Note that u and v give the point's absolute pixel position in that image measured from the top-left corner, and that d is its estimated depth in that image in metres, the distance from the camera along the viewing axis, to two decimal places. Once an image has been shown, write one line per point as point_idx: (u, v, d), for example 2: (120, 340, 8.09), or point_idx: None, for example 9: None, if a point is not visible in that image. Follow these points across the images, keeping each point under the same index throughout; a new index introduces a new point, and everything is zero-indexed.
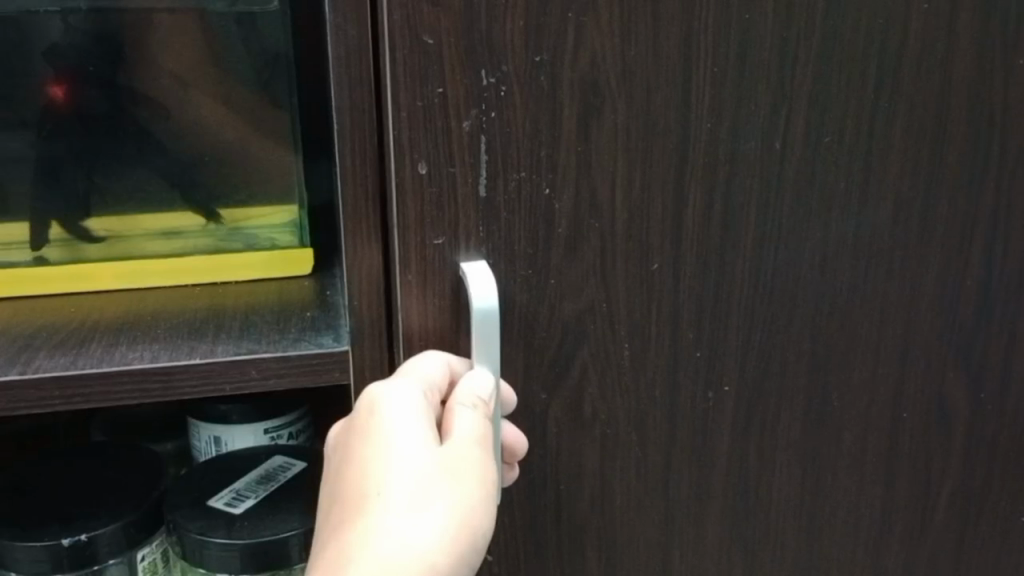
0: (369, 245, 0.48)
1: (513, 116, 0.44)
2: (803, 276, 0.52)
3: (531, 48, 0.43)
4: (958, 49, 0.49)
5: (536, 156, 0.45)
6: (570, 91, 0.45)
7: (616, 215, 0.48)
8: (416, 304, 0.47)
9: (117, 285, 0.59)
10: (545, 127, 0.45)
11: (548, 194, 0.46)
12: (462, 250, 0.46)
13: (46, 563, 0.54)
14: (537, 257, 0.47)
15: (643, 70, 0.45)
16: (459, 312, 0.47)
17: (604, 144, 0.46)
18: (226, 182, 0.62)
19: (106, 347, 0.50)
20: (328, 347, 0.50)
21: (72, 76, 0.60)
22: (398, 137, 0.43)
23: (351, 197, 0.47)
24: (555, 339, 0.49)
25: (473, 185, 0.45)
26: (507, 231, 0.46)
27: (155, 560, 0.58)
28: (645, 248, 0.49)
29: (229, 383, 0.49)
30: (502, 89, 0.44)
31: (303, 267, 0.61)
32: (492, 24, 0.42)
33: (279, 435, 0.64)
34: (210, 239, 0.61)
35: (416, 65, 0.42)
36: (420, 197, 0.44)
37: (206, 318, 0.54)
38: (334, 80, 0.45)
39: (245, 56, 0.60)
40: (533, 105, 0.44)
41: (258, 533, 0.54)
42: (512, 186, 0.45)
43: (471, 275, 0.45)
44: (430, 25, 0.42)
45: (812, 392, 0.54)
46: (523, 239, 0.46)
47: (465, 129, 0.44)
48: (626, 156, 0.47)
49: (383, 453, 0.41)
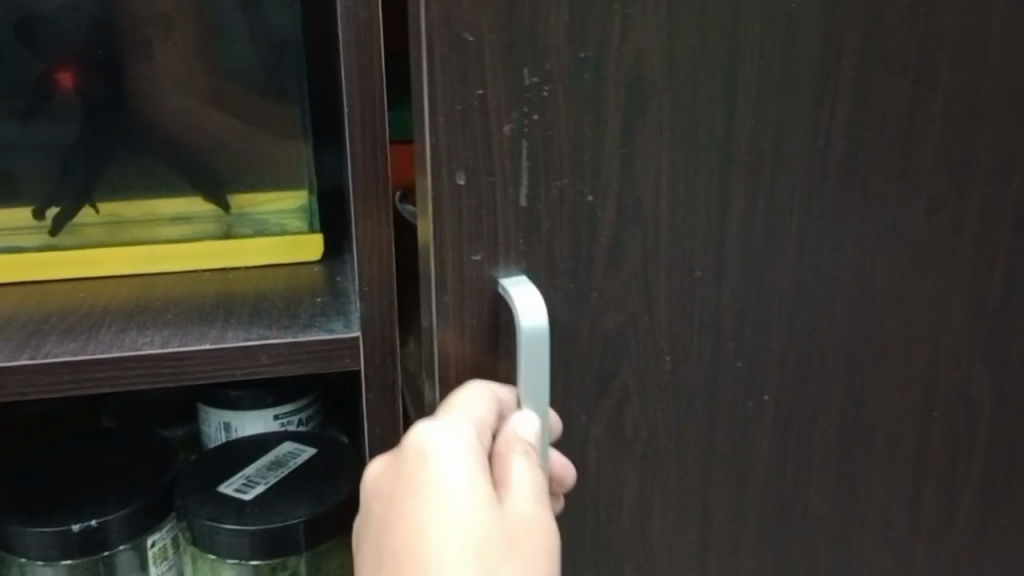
0: (381, 230, 0.48)
1: (556, 119, 0.43)
2: (846, 283, 0.51)
3: (575, 45, 0.42)
4: (991, 38, 0.49)
5: (578, 161, 0.44)
6: (615, 90, 0.44)
7: (659, 221, 0.47)
8: (455, 323, 0.45)
9: (127, 269, 0.59)
10: (587, 129, 0.44)
11: (591, 202, 0.45)
12: (500, 266, 0.44)
13: (56, 548, 0.54)
14: (579, 269, 0.46)
15: (690, 64, 0.45)
16: (496, 331, 0.46)
17: (649, 145, 0.45)
18: (235, 166, 0.62)
19: (115, 332, 0.50)
20: (338, 333, 0.50)
21: (78, 60, 0.59)
22: (434, 144, 0.42)
23: (360, 182, 0.47)
24: (598, 355, 0.47)
25: (513, 194, 0.43)
26: (548, 243, 0.45)
27: (165, 544, 0.58)
28: (688, 255, 0.48)
29: (239, 369, 0.49)
30: (544, 89, 0.42)
31: (314, 254, 0.61)
32: (536, 18, 0.41)
33: (289, 421, 0.64)
34: (221, 224, 0.60)
35: (456, 65, 0.41)
36: (458, 209, 0.43)
37: (216, 303, 0.54)
38: (345, 65, 0.45)
39: (253, 39, 0.59)
40: (577, 108, 0.43)
41: (268, 519, 0.54)
42: (553, 195, 0.44)
43: (516, 295, 0.44)
44: (472, 23, 0.40)
45: (852, 394, 0.54)
46: (566, 250, 0.45)
47: (507, 133, 0.42)
48: (670, 155, 0.46)
49: (441, 515, 0.39)
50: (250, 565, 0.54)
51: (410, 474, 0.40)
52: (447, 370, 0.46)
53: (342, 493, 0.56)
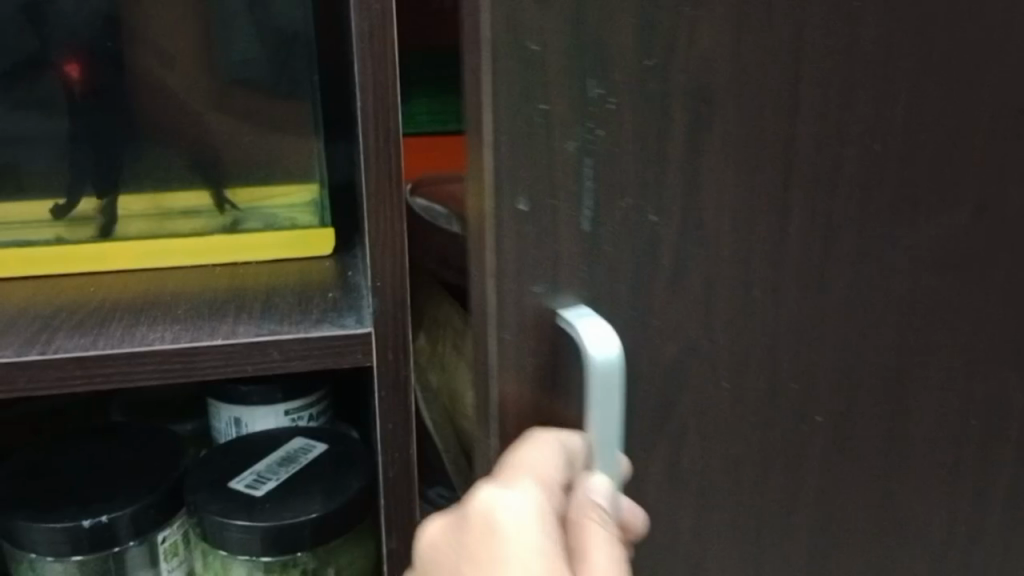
0: (395, 227, 0.47)
1: (625, 133, 0.34)
2: (963, 330, 0.44)
3: (644, 49, 0.34)
4: None
5: (648, 181, 0.35)
6: (682, 94, 0.35)
7: (720, 237, 0.38)
8: (512, 373, 0.37)
9: (140, 263, 0.58)
10: (655, 142, 0.35)
11: (654, 222, 0.36)
12: (559, 299, 0.36)
13: (66, 545, 0.53)
14: (644, 304, 0.37)
15: (747, 49, 0.36)
16: (558, 372, 0.37)
17: (714, 155, 0.36)
18: (246, 159, 0.61)
19: (126, 327, 0.50)
20: (350, 329, 0.50)
21: (87, 52, 0.59)
22: (490, 164, 0.33)
23: (375, 177, 0.46)
24: (653, 396, 0.39)
25: (575, 220, 0.35)
26: (614, 277, 0.36)
27: (176, 541, 0.57)
28: (750, 274, 0.39)
29: (250, 364, 0.49)
30: (613, 100, 0.34)
31: (324, 248, 0.60)
32: (604, 13, 0.33)
33: (300, 417, 0.63)
34: (232, 218, 0.60)
35: (516, 76, 0.32)
36: (513, 236, 0.34)
37: (227, 298, 0.53)
38: (358, 57, 0.44)
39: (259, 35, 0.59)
40: (649, 117, 0.35)
41: (279, 515, 0.53)
42: (620, 221, 0.36)
43: (587, 336, 0.35)
44: (535, 27, 0.32)
45: (964, 452, 0.47)
46: (631, 287, 0.37)
47: (570, 154, 0.34)
48: (734, 164, 0.37)
49: None
50: (261, 562, 0.54)
51: (476, 553, 0.33)
52: (505, 429, 0.38)
53: (354, 489, 0.56)
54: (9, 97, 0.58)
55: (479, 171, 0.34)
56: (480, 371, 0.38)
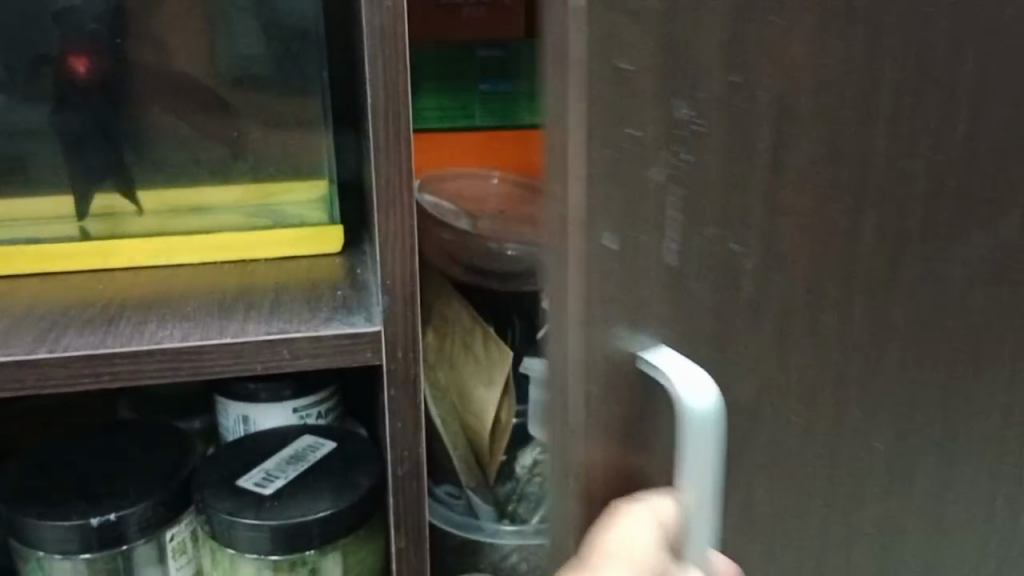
0: (404, 224, 0.47)
1: (712, 153, 0.30)
2: None
3: (735, 56, 0.29)
4: None
5: (731, 203, 0.31)
6: (769, 105, 0.31)
7: (800, 263, 0.34)
8: (588, 427, 0.31)
9: (148, 262, 0.57)
10: (742, 159, 0.31)
11: (735, 249, 0.32)
12: (637, 338, 0.31)
13: (75, 543, 0.53)
14: (718, 337, 0.32)
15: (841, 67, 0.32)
16: (634, 408, 0.31)
17: (802, 176, 0.32)
18: (255, 155, 0.61)
19: (135, 325, 0.50)
20: (360, 326, 0.49)
21: (95, 47, 0.59)
22: (578, 199, 0.28)
23: (384, 174, 0.46)
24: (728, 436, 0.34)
25: (661, 252, 0.30)
26: (694, 309, 0.32)
27: (185, 539, 0.57)
28: (831, 301, 0.35)
29: (259, 362, 0.48)
30: (702, 118, 0.29)
31: (333, 245, 0.59)
32: (698, 21, 0.28)
33: (308, 414, 0.63)
34: (241, 216, 0.59)
35: (609, 98, 0.27)
36: (597, 279, 0.29)
37: (236, 296, 0.53)
38: (369, 53, 0.44)
39: (269, 29, 0.59)
40: (735, 132, 0.30)
41: (288, 514, 0.53)
42: (703, 248, 0.31)
43: (673, 375, 0.31)
44: (627, 43, 0.27)
45: None
46: (709, 318, 0.32)
47: (657, 180, 0.29)
48: (825, 188, 0.33)
49: None
50: (269, 561, 0.54)
51: None
52: (577, 489, 0.32)
53: (363, 486, 0.56)
54: (14, 92, 0.59)
55: (561, 208, 0.28)
56: (561, 418, 0.31)
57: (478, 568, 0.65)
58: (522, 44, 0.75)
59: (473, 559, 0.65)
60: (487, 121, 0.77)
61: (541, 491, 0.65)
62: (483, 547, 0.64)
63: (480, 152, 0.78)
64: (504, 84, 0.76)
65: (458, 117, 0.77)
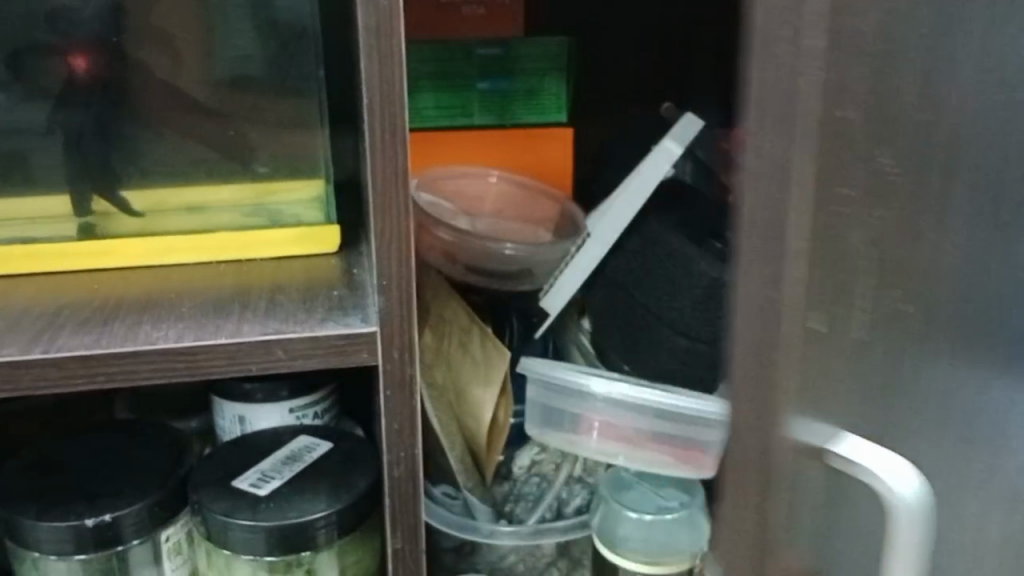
0: (398, 225, 0.47)
1: (893, 210, 0.31)
2: None
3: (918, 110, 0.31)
4: None
5: (900, 256, 0.32)
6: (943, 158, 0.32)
7: (936, 306, 0.34)
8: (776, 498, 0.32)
9: (145, 262, 0.57)
10: (913, 213, 0.32)
11: (900, 301, 0.33)
12: (813, 413, 0.32)
13: (70, 543, 0.53)
14: (880, 393, 0.34)
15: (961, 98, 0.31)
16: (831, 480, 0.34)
17: (954, 221, 0.34)
18: (252, 154, 0.61)
19: (130, 325, 0.49)
20: (356, 327, 0.49)
21: (98, 46, 0.59)
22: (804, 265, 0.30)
23: (379, 175, 0.46)
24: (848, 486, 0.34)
25: (850, 312, 0.32)
26: (872, 369, 0.34)
27: (180, 539, 0.57)
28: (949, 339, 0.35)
29: (254, 363, 0.48)
30: (893, 172, 0.31)
31: (330, 244, 0.59)
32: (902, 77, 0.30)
33: (305, 414, 0.63)
34: (236, 215, 0.59)
35: (832, 162, 0.29)
36: (796, 339, 0.30)
37: (231, 296, 0.53)
38: (365, 52, 0.44)
39: (269, 27, 0.58)
40: (911, 189, 0.32)
41: (283, 515, 0.53)
42: (880, 306, 0.33)
43: (875, 463, 0.34)
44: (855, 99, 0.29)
45: None
46: (880, 372, 0.34)
47: (854, 243, 0.31)
48: (971, 232, 0.34)
49: None
50: (264, 562, 0.53)
51: None
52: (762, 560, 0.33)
53: (360, 487, 0.55)
54: (13, 91, 0.58)
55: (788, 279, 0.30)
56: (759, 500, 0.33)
57: (475, 569, 0.64)
58: (523, 43, 0.74)
59: (471, 559, 0.64)
60: (486, 120, 0.77)
61: (540, 491, 0.66)
62: (480, 548, 0.63)
63: (477, 150, 0.78)
64: (504, 83, 0.75)
65: (457, 115, 0.76)
